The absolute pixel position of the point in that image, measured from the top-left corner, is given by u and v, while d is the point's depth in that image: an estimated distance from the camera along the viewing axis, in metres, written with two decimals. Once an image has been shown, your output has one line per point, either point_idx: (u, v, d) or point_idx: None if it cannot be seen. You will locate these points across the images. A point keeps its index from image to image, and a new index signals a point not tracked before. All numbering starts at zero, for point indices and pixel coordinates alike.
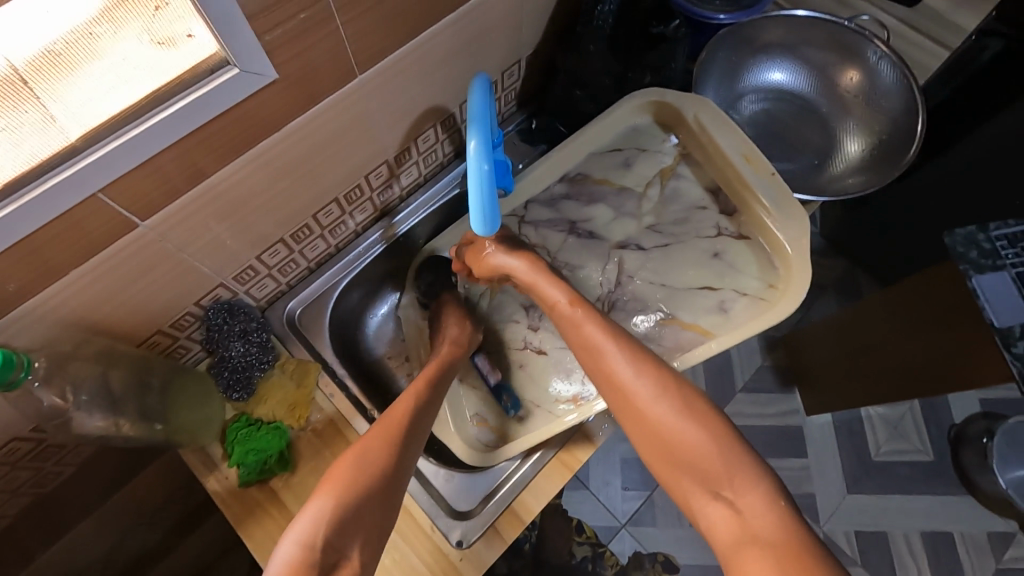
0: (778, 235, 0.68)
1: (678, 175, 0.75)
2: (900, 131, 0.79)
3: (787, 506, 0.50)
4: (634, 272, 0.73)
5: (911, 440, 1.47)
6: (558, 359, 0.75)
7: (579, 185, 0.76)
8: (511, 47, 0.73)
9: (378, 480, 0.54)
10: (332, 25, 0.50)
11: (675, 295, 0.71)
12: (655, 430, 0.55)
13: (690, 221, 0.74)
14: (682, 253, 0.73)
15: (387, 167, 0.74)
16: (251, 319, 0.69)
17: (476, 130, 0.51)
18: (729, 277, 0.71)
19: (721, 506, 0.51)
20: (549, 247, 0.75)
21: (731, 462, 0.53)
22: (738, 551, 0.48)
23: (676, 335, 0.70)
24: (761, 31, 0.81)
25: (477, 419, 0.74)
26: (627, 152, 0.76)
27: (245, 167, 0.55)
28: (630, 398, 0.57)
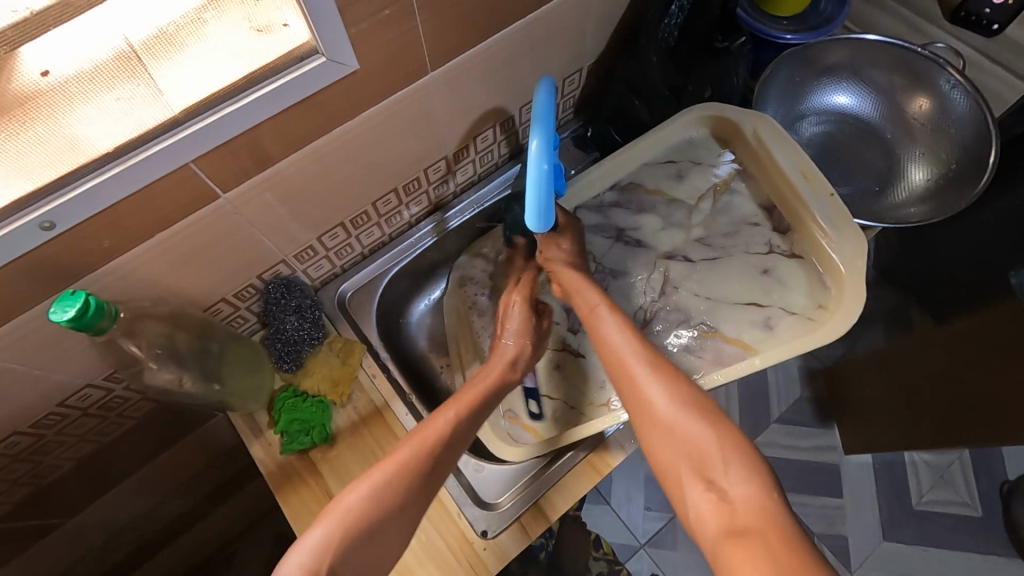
0: (832, 255, 0.67)
1: (732, 190, 0.75)
2: (971, 161, 0.77)
3: (780, 500, 0.48)
4: (679, 283, 0.73)
5: (958, 491, 1.39)
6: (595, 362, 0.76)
7: (630, 193, 0.77)
8: (574, 54, 0.75)
9: (392, 517, 0.52)
10: (412, 23, 0.53)
11: (719, 309, 0.71)
12: (653, 414, 0.55)
13: (741, 236, 0.74)
14: (729, 268, 0.72)
15: (445, 163, 0.77)
16: (306, 296, 0.73)
17: (538, 130, 0.53)
18: (777, 295, 0.70)
19: (711, 495, 0.50)
20: (595, 252, 0.76)
21: (727, 453, 0.52)
22: (723, 542, 0.47)
23: (718, 349, 0.69)
24: (826, 53, 0.80)
25: (510, 415, 0.74)
26: (681, 164, 0.77)
27: (319, 150, 0.59)
28: (632, 384, 0.58)
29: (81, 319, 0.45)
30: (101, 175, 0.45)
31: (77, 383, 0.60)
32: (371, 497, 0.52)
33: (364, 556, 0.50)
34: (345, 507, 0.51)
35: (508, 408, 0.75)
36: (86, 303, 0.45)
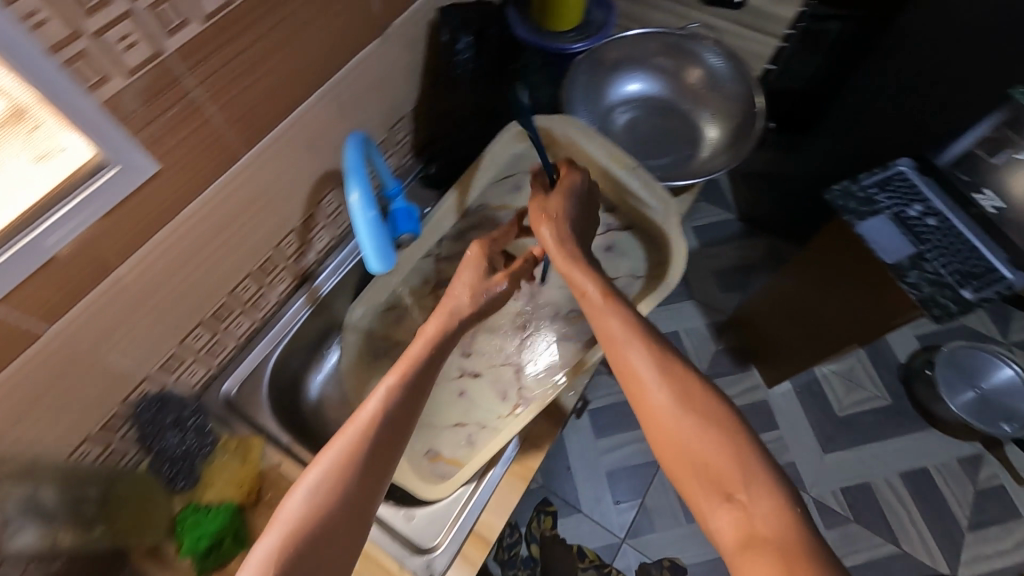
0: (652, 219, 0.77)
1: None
2: (746, 111, 0.91)
3: (801, 517, 0.46)
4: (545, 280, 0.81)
5: (867, 387, 1.56)
6: (495, 377, 0.78)
7: (484, 214, 0.87)
8: (392, 106, 0.81)
9: (343, 508, 0.47)
10: (206, 114, 0.55)
11: None
12: (674, 428, 0.52)
13: None
14: None
15: (295, 235, 0.79)
16: (184, 407, 0.72)
17: (355, 183, 0.57)
18: (621, 266, 0.78)
19: (732, 510, 0.47)
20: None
21: (745, 466, 0.49)
22: (742, 562, 0.44)
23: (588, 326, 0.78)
24: (609, 52, 0.92)
25: (432, 454, 0.75)
26: (516, 178, 0.87)
27: (147, 256, 0.58)
28: (643, 389, 0.55)
29: None
30: None
31: None
32: (317, 490, 0.47)
33: (318, 551, 0.45)
34: (290, 513, 0.46)
35: (429, 448, 0.75)
36: None
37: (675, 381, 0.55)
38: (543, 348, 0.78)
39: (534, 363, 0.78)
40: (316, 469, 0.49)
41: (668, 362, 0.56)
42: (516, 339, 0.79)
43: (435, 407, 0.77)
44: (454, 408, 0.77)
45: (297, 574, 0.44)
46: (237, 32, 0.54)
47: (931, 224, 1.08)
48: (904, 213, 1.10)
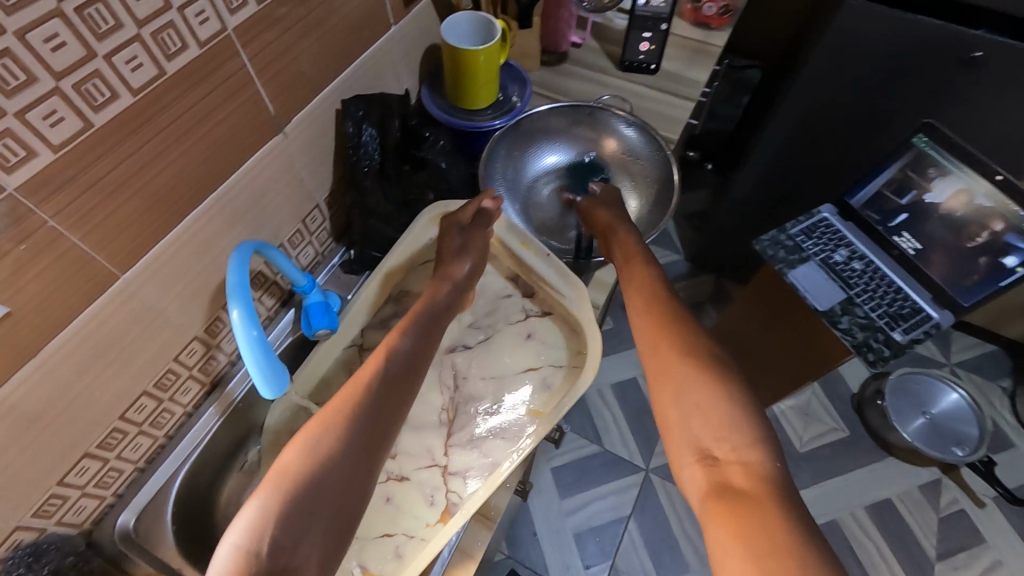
0: (568, 306, 0.77)
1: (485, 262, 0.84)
2: (664, 181, 0.91)
3: (778, 473, 0.51)
4: (467, 372, 0.77)
5: (825, 421, 1.56)
6: (422, 480, 0.72)
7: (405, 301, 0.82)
8: (299, 198, 0.78)
9: (340, 460, 0.50)
10: (67, 243, 0.51)
11: (505, 381, 0.76)
12: (679, 377, 0.59)
13: (500, 311, 0.80)
14: (500, 343, 0.78)
15: (199, 343, 0.73)
16: (66, 553, 0.62)
17: (237, 301, 0.53)
18: (544, 354, 0.77)
19: (707, 462, 0.54)
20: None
21: (735, 419, 0.55)
22: (709, 504, 0.50)
23: (512, 421, 0.74)
24: (526, 127, 0.92)
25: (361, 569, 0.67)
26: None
27: (7, 399, 0.52)
28: (659, 341, 0.63)
29: None
30: None
31: None
32: (313, 454, 0.50)
33: (316, 502, 0.48)
34: (289, 463, 0.50)
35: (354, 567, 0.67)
36: None
37: (682, 336, 0.62)
38: (469, 445, 0.73)
39: (461, 462, 0.72)
40: (310, 436, 0.52)
41: (681, 320, 0.64)
42: (441, 437, 0.74)
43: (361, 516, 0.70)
44: (379, 517, 0.70)
45: (296, 526, 0.47)
46: (99, 157, 0.51)
47: (858, 268, 1.10)
48: (830, 259, 1.12)
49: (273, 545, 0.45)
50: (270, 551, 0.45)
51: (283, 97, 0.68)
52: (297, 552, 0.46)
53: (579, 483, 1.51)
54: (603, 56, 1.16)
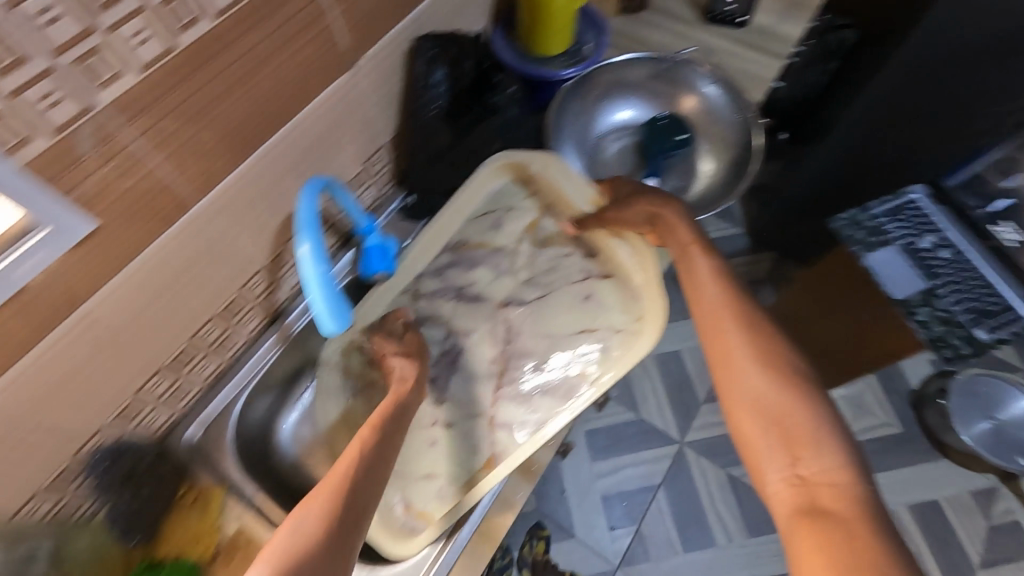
0: (630, 269, 0.76)
1: (546, 218, 0.81)
2: (743, 144, 0.85)
3: (872, 493, 0.43)
4: (521, 326, 0.78)
5: (877, 414, 1.49)
6: (468, 428, 0.74)
7: (464, 250, 0.81)
8: (364, 138, 0.78)
9: (329, 534, 0.46)
10: (148, 166, 0.52)
11: (559, 341, 0.76)
12: (748, 379, 0.52)
13: (558, 269, 0.79)
14: (556, 301, 0.78)
15: (264, 275, 0.76)
16: (141, 456, 0.68)
17: (307, 235, 0.54)
18: (601, 317, 0.76)
19: (789, 474, 0.46)
20: (447, 316, 0.80)
21: (815, 426, 0.48)
22: (796, 524, 0.43)
23: (563, 380, 0.74)
24: (597, 79, 0.87)
25: (405, 504, 0.70)
26: (498, 212, 0.82)
27: (93, 311, 0.56)
28: (721, 334, 0.57)
29: None
30: None
31: None
32: (299, 532, 0.46)
33: None
34: (274, 546, 0.45)
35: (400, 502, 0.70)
36: None
37: (756, 342, 0.55)
38: (518, 400, 0.75)
39: (508, 414, 0.74)
40: (306, 506, 0.49)
41: (752, 323, 0.56)
42: (490, 388, 0.76)
43: (407, 456, 0.73)
44: (426, 458, 0.73)
45: None
46: (182, 80, 0.51)
47: (944, 257, 1.00)
48: (914, 245, 1.02)
49: None
50: None
51: (355, 31, 0.66)
52: None
53: (612, 448, 1.52)
54: (687, 6, 1.07)
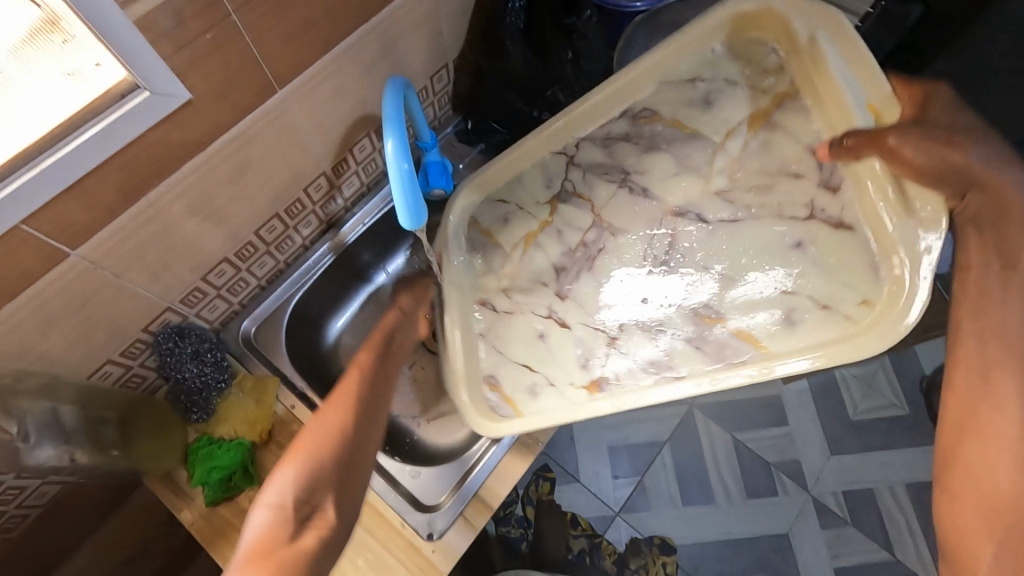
0: (891, 231, 0.66)
1: (773, 126, 0.73)
2: None
3: None
4: (692, 240, 0.76)
5: (887, 396, 1.47)
6: (580, 334, 0.76)
7: (643, 123, 0.75)
8: (433, 51, 0.77)
9: (341, 439, 0.59)
10: (242, 43, 0.52)
11: (730, 280, 0.75)
12: (998, 485, 0.52)
13: (775, 187, 0.73)
14: (752, 230, 0.74)
15: (325, 179, 0.76)
16: (203, 339, 0.70)
17: (392, 130, 0.54)
18: (794, 267, 0.72)
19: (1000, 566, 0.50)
20: (596, 202, 0.78)
21: None
22: None
23: (723, 340, 0.73)
24: (670, 15, 0.86)
25: (492, 381, 0.73)
26: (711, 83, 0.74)
27: (173, 188, 0.57)
28: (976, 432, 0.55)
29: None
30: None
31: None
32: (318, 435, 0.59)
33: (324, 473, 0.56)
34: (301, 444, 0.58)
35: (485, 376, 0.73)
36: None
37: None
38: (651, 332, 0.75)
39: (642, 343, 0.74)
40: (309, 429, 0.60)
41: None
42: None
43: (514, 336, 0.75)
44: (531, 348, 0.75)
45: (311, 492, 0.55)
46: None
47: None
48: None
49: (298, 501, 0.54)
50: (298, 510, 0.53)
51: None
52: (318, 509, 0.54)
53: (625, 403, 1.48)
54: None
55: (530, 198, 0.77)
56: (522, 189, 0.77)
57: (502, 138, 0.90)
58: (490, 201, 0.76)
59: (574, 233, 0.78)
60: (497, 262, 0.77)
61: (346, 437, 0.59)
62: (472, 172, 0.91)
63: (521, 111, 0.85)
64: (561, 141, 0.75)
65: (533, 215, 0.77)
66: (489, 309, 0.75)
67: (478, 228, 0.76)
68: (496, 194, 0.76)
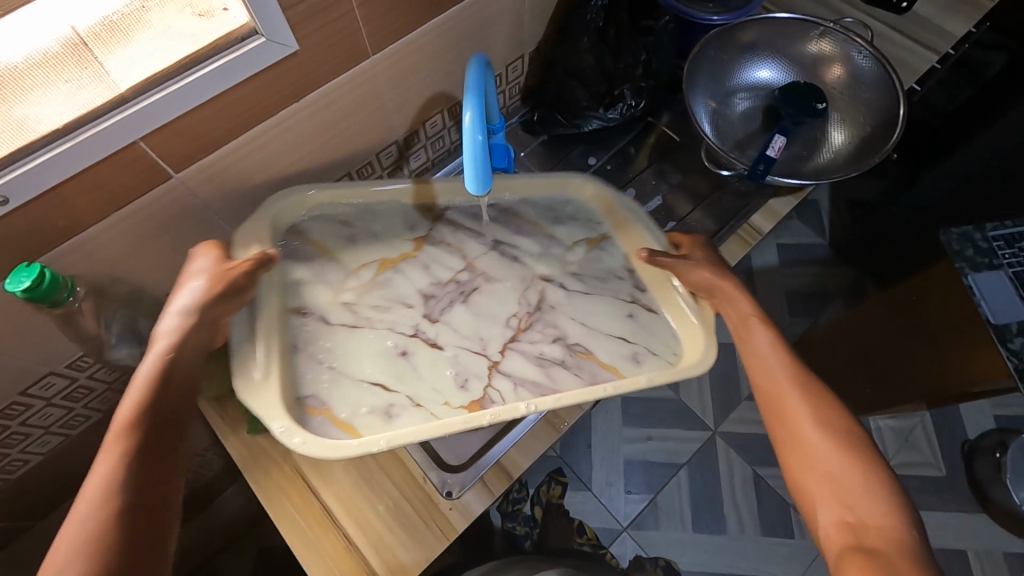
0: (683, 304, 0.72)
1: (604, 248, 0.78)
2: (883, 124, 0.83)
3: (913, 528, 0.49)
4: (555, 304, 0.73)
5: (923, 453, 1.34)
6: (460, 358, 0.68)
7: (509, 214, 0.79)
8: (514, 41, 0.81)
9: (135, 510, 0.44)
10: (348, 7, 0.57)
11: (591, 334, 0.71)
12: (807, 440, 0.55)
13: (609, 284, 0.75)
14: (600, 303, 0.74)
15: (396, 148, 0.81)
16: None
17: (471, 102, 0.58)
18: (641, 335, 0.72)
19: (840, 515, 0.51)
20: (466, 253, 0.76)
21: (866, 477, 0.52)
22: (846, 561, 0.48)
23: (593, 370, 0.69)
24: (742, 33, 0.87)
25: (321, 406, 0.63)
26: (561, 212, 0.80)
27: (266, 132, 0.62)
28: (780, 402, 0.59)
29: (37, 289, 0.48)
30: (52, 149, 0.48)
31: (37, 370, 0.62)
32: (98, 516, 0.42)
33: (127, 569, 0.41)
34: (68, 538, 0.41)
35: (309, 393, 0.64)
36: (42, 275, 0.49)
37: (808, 397, 0.58)
38: (533, 361, 0.69)
39: (516, 367, 0.68)
40: (58, 556, 0.40)
41: (805, 372, 0.60)
42: (502, 337, 0.71)
43: (359, 351, 0.67)
44: (388, 365, 0.67)
45: None
46: None
47: None
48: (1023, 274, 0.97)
49: None
50: None
51: None
52: None
53: (647, 418, 1.48)
54: None
55: (390, 236, 0.75)
56: (374, 223, 0.75)
57: (566, 132, 0.92)
58: (338, 225, 0.74)
59: (443, 270, 0.74)
60: (341, 278, 0.71)
61: (143, 499, 0.45)
62: (533, 161, 0.94)
63: (588, 107, 0.88)
64: (411, 195, 0.76)
65: (392, 246, 0.74)
66: (324, 320, 0.68)
67: (306, 238, 0.72)
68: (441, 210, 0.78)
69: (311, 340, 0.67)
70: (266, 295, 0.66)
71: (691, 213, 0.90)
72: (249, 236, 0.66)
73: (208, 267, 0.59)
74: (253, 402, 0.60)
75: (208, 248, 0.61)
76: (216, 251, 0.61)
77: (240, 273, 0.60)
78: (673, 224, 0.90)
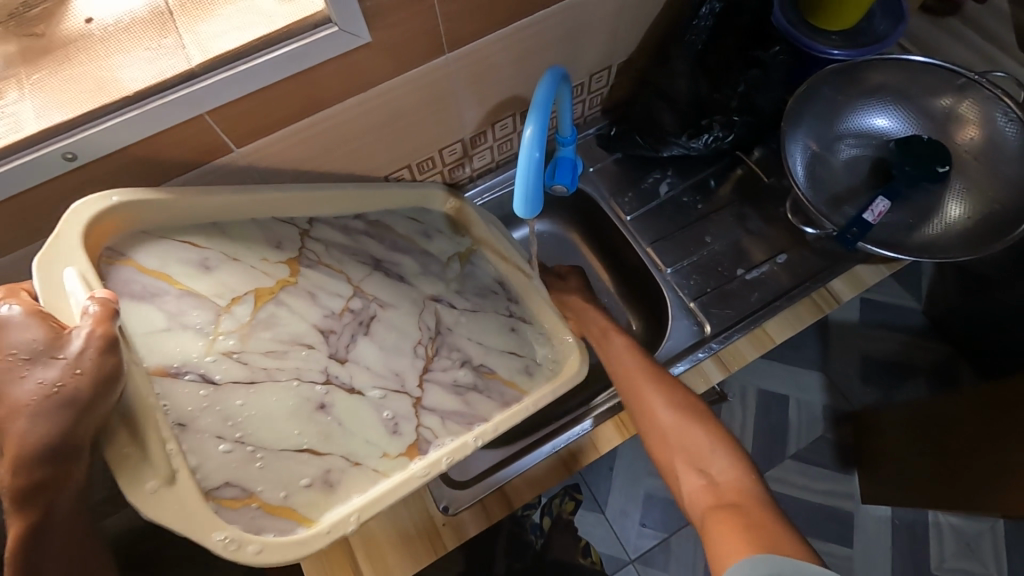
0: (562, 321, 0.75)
1: (474, 263, 0.77)
2: (1017, 204, 0.70)
3: (755, 478, 0.56)
4: (451, 325, 0.69)
5: (985, 563, 1.18)
6: (376, 398, 0.60)
7: (381, 228, 0.71)
8: (604, 50, 0.76)
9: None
10: (428, 3, 0.55)
11: (490, 354, 0.69)
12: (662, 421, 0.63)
13: (488, 299, 0.74)
14: (484, 319, 0.72)
15: (461, 146, 0.79)
16: None
17: (535, 117, 0.54)
18: (528, 347, 0.73)
19: (699, 479, 0.58)
20: (350, 276, 0.64)
21: (713, 444, 0.60)
22: (708, 515, 0.54)
23: (500, 391, 0.67)
24: (865, 73, 0.77)
25: (250, 494, 0.52)
26: (429, 226, 0.76)
27: (332, 117, 0.61)
28: (640, 392, 0.67)
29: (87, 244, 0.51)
30: (120, 115, 0.49)
31: None
32: None
33: None
34: None
35: (220, 481, 0.51)
36: None
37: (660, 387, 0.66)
38: (450, 390, 0.65)
39: (437, 401, 0.64)
40: None
41: (655, 367, 0.69)
42: (415, 367, 0.64)
43: (269, 407, 0.54)
44: (305, 425, 0.55)
45: None
46: None
47: None
48: None
49: None
50: None
51: None
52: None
53: None
54: None
55: (250, 255, 0.58)
56: (222, 237, 0.58)
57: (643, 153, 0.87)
58: (175, 243, 0.55)
59: (331, 298, 0.61)
60: (208, 322, 0.53)
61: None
62: (601, 179, 0.90)
63: (670, 133, 0.82)
64: (271, 208, 0.62)
65: (260, 272, 0.58)
66: (203, 380, 0.51)
67: (134, 265, 0.52)
68: (464, 229, 0.78)
69: (203, 410, 0.50)
70: (130, 366, 0.47)
71: (766, 263, 0.82)
72: (60, 286, 0.46)
73: (45, 370, 0.41)
74: (167, 516, 0.46)
75: (30, 324, 0.42)
76: (46, 324, 0.43)
77: (97, 368, 0.42)
78: (741, 271, 0.82)
